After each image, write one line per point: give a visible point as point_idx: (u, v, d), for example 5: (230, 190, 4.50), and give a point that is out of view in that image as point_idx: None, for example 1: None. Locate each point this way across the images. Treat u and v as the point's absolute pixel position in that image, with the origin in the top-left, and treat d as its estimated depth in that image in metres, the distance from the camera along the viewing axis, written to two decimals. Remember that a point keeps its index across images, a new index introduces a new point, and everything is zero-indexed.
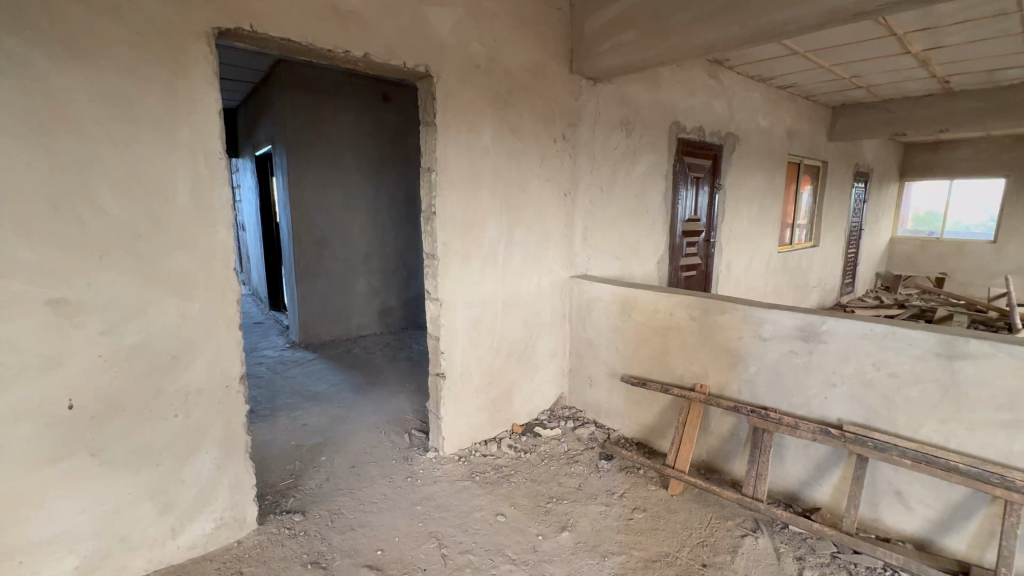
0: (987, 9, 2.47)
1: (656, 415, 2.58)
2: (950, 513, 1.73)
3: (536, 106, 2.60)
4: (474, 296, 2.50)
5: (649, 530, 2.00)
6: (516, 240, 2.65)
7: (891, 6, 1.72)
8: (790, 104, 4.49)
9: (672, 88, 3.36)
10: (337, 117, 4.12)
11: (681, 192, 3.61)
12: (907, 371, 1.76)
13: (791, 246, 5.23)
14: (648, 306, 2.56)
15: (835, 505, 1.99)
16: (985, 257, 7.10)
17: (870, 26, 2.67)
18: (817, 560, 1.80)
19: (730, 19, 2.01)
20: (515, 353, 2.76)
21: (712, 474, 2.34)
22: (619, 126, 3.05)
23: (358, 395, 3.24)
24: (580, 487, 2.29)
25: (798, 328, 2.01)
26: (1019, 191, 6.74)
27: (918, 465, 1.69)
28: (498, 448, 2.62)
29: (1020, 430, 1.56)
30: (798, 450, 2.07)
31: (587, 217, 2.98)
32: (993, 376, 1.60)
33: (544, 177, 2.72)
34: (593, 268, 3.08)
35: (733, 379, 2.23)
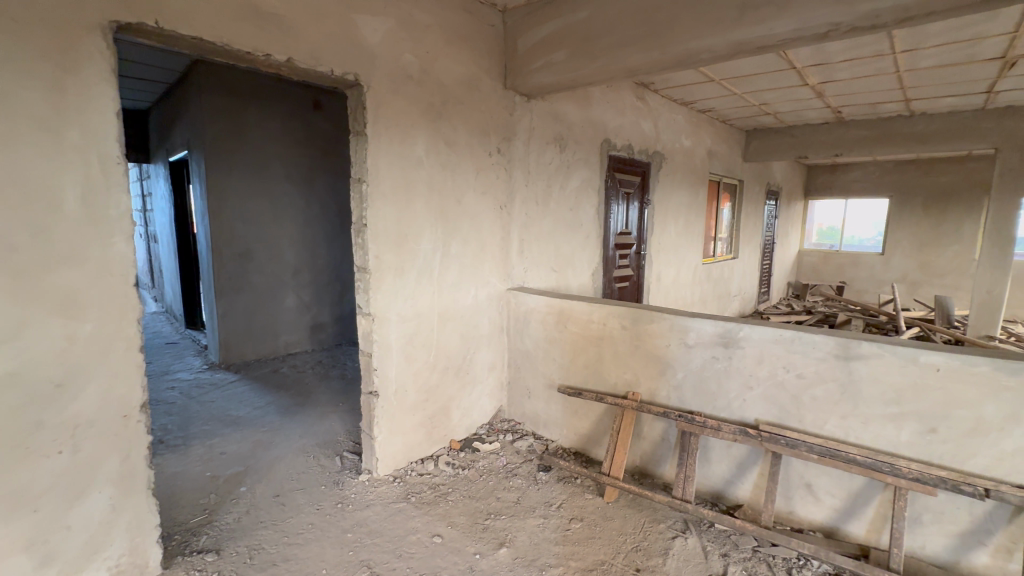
0: (867, 51, 2.82)
1: (592, 423, 2.63)
2: (851, 500, 1.89)
3: (471, 119, 2.62)
4: (408, 310, 2.44)
5: (585, 538, 2.02)
6: (452, 253, 2.62)
7: (787, 43, 1.90)
8: (709, 126, 4.84)
9: (602, 107, 3.50)
10: (263, 123, 3.90)
11: (613, 207, 3.76)
12: (812, 372, 1.92)
13: (713, 258, 5.60)
14: (582, 316, 2.62)
15: (755, 501, 2.11)
16: (876, 267, 8.00)
17: (773, 59, 2.96)
18: (739, 555, 1.90)
19: (652, 45, 2.15)
20: (453, 367, 2.71)
21: (645, 479, 2.42)
22: (552, 142, 3.13)
23: (285, 418, 3.04)
24: (519, 501, 2.27)
25: (718, 335, 2.14)
26: (900, 209, 7.69)
27: (823, 459, 1.85)
28: (435, 465, 2.55)
29: (906, 421, 1.75)
30: (721, 450, 2.19)
31: (523, 229, 3.02)
32: (881, 373, 1.78)
33: (480, 190, 2.73)
34: (529, 280, 3.12)
35: (662, 385, 2.33)
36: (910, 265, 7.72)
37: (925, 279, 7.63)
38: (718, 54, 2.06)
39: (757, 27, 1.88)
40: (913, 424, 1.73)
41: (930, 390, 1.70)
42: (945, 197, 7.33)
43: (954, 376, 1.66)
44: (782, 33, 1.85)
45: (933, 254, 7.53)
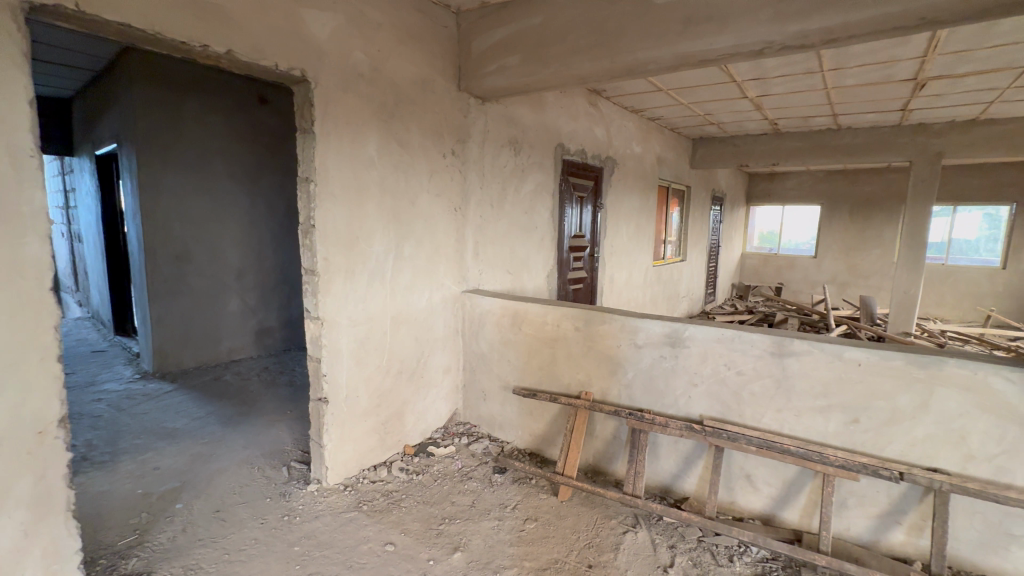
0: (799, 68, 3.02)
1: (546, 424, 2.66)
2: (786, 488, 2.01)
3: (424, 120, 2.59)
4: (359, 314, 2.37)
5: (540, 538, 2.04)
6: (406, 255, 2.58)
7: (727, 57, 2.01)
8: (658, 134, 5.02)
9: (556, 112, 3.56)
10: (203, 116, 3.69)
11: (567, 210, 3.83)
12: (751, 368, 2.03)
13: (663, 260, 5.82)
14: (536, 317, 2.65)
15: (699, 493, 2.21)
16: (810, 269, 8.58)
17: (716, 71, 3.11)
18: (686, 546, 1.98)
19: (602, 53, 2.22)
20: (406, 370, 2.67)
21: (598, 476, 2.47)
22: (507, 145, 3.15)
23: (226, 428, 2.88)
24: (474, 504, 2.26)
25: (665, 335, 2.23)
26: (830, 215, 8.29)
27: (761, 450, 1.96)
28: (388, 472, 2.50)
29: (833, 412, 1.88)
30: (668, 446, 2.27)
31: (477, 232, 3.02)
32: (811, 368, 1.91)
33: (434, 192, 2.70)
34: (484, 283, 3.13)
35: (614, 385, 2.40)
36: (839, 267, 8.33)
37: (852, 280, 8.26)
38: (664, 65, 2.15)
39: (699, 41, 1.98)
40: (839, 415, 1.87)
41: (853, 383, 1.84)
42: (868, 205, 7.97)
43: (873, 369, 1.80)
44: (722, 48, 1.96)
45: (858, 257, 8.18)
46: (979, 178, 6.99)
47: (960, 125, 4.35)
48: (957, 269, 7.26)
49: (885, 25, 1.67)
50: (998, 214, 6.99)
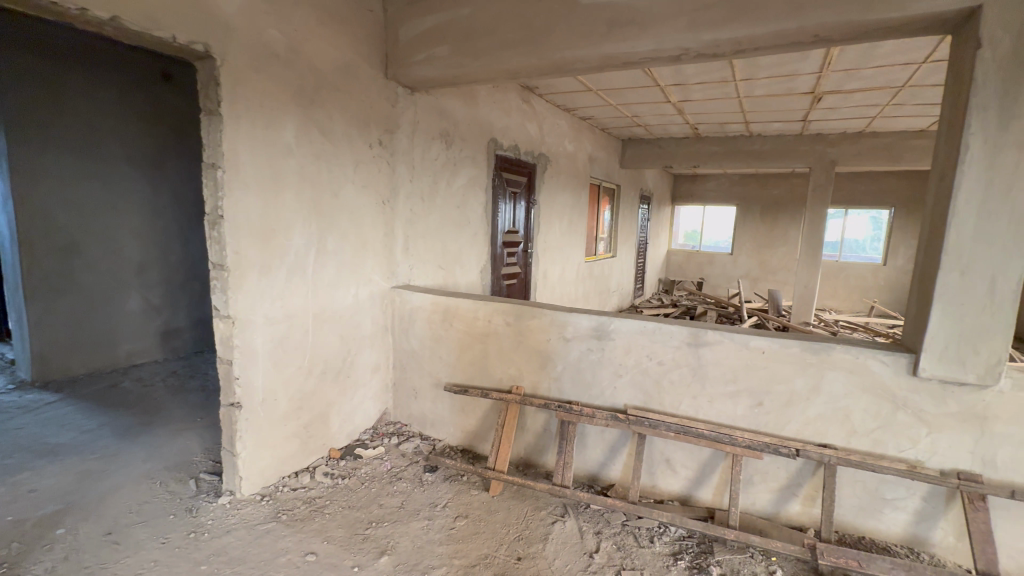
0: (715, 76, 3.22)
1: (478, 420, 2.66)
2: (700, 469, 2.15)
3: (348, 107, 2.46)
4: (277, 312, 2.22)
5: (470, 535, 2.03)
6: (329, 249, 2.45)
7: (649, 59, 2.09)
8: (589, 133, 5.16)
9: (489, 107, 3.54)
10: (92, 91, 3.26)
11: (500, 206, 3.83)
12: (670, 359, 2.14)
13: (595, 256, 6.00)
14: (467, 313, 2.63)
15: (624, 479, 2.31)
16: (727, 265, 9.25)
17: (640, 75, 3.24)
18: (610, 531, 2.05)
19: (531, 50, 2.22)
20: (331, 370, 2.54)
21: (529, 469, 2.51)
22: (438, 138, 3.08)
23: (123, 441, 2.58)
24: (402, 505, 2.21)
25: (592, 328, 2.29)
26: (744, 216, 8.98)
27: (679, 435, 2.07)
28: (311, 478, 2.37)
29: (741, 397, 2.03)
30: (595, 436, 2.35)
31: (407, 226, 2.93)
32: (723, 357, 2.05)
33: (359, 183, 2.58)
34: (415, 278, 3.05)
35: (544, 378, 2.43)
36: (752, 264, 9.06)
37: (762, 275, 9.02)
38: (589, 65, 2.20)
39: (622, 44, 2.04)
40: (746, 399, 2.02)
41: (759, 369, 1.99)
42: (776, 207, 8.72)
43: (775, 356, 1.96)
44: (643, 52, 2.03)
45: (768, 254, 8.93)
46: (865, 185, 7.88)
47: (850, 137, 4.87)
48: (848, 265, 8.14)
49: (785, 38, 1.81)
50: (881, 217, 7.92)
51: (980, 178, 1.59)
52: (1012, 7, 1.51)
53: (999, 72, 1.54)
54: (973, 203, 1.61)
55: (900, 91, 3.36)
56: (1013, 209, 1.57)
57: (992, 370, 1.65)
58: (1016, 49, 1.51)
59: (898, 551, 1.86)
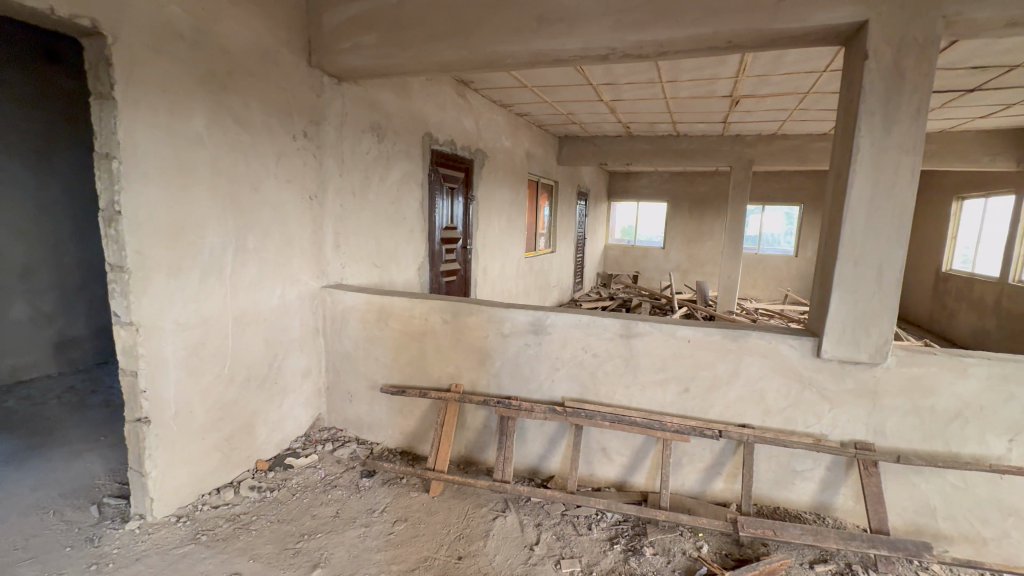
0: (642, 77, 3.35)
1: (417, 420, 2.60)
2: (634, 455, 2.24)
3: (267, 96, 2.30)
4: (190, 316, 2.04)
5: (409, 538, 1.98)
6: (249, 248, 2.29)
7: (578, 57, 2.13)
8: (527, 130, 5.20)
9: (423, 100, 3.46)
10: None
11: (437, 202, 3.75)
12: (604, 350, 2.20)
13: (535, 252, 6.06)
14: (403, 312, 2.56)
15: (563, 471, 2.35)
16: (660, 259, 9.71)
17: (573, 73, 3.31)
18: (550, 522, 2.09)
19: (462, 43, 2.19)
20: (256, 377, 2.38)
21: (470, 467, 2.49)
22: (369, 130, 2.96)
23: (7, 468, 2.27)
24: (337, 514, 2.11)
25: (529, 323, 2.31)
26: (674, 212, 9.46)
27: (613, 424, 2.15)
28: (235, 494, 2.21)
29: (670, 384, 2.14)
30: (534, 429, 2.38)
31: (338, 222, 2.80)
32: (653, 346, 2.14)
33: (282, 177, 2.43)
34: (348, 277, 2.93)
35: (482, 375, 2.42)
36: (682, 257, 9.57)
37: (692, 268, 9.56)
38: (520, 60, 2.21)
39: (551, 40, 2.06)
40: (675, 386, 2.13)
41: (684, 357, 2.10)
42: (702, 204, 9.26)
43: (699, 344, 2.08)
44: (572, 50, 2.07)
45: (696, 248, 9.47)
46: (779, 184, 8.56)
47: (764, 138, 5.26)
48: (766, 257, 8.83)
49: (702, 42, 1.92)
50: (792, 213, 8.65)
51: (868, 177, 1.77)
52: (892, 23, 1.68)
53: (883, 82, 1.72)
54: (863, 200, 1.79)
55: (805, 97, 3.67)
56: (895, 205, 1.76)
57: (881, 349, 1.84)
58: (895, 62, 1.69)
59: (807, 517, 2.04)
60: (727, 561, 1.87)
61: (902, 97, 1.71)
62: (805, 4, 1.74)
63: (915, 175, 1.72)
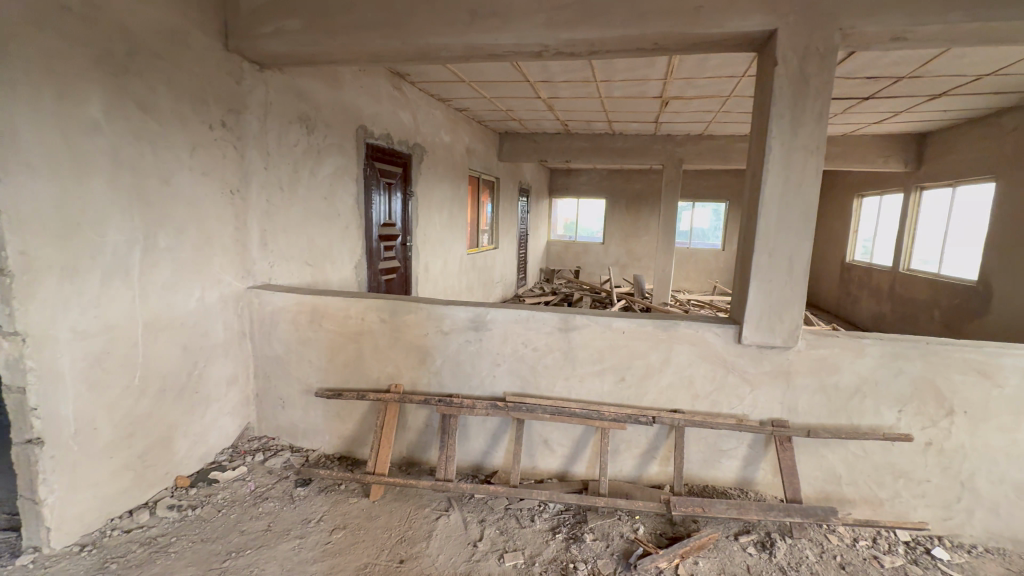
0: (577, 75, 3.42)
1: (356, 423, 2.51)
2: (575, 445, 2.29)
3: (177, 81, 2.11)
4: (91, 323, 1.84)
5: (348, 545, 1.91)
6: (161, 247, 2.09)
7: (512, 52, 2.13)
8: (466, 125, 5.15)
9: (356, 91, 3.32)
10: None
11: (374, 197, 3.62)
12: (543, 344, 2.24)
13: (478, 248, 6.04)
14: (338, 311, 2.45)
15: (506, 465, 2.37)
16: (600, 254, 10.01)
17: (509, 69, 3.31)
18: (494, 517, 2.09)
19: (393, 33, 2.13)
20: (173, 387, 2.20)
21: (412, 468, 2.45)
22: (297, 121, 2.80)
23: None
24: (269, 527, 2.00)
25: (469, 320, 2.29)
26: (613, 208, 9.78)
27: (554, 416, 2.19)
28: (151, 515, 2.03)
29: (607, 374, 2.20)
30: (477, 426, 2.37)
31: (264, 218, 2.63)
32: (590, 338, 2.19)
33: (198, 170, 2.25)
34: (277, 277, 2.76)
35: (423, 374, 2.38)
36: (621, 252, 9.92)
37: (630, 262, 9.93)
38: (454, 53, 2.18)
39: (485, 35, 2.05)
40: (612, 376, 2.20)
41: (620, 347, 2.17)
42: (639, 200, 9.64)
43: (632, 335, 2.16)
44: (506, 45, 2.07)
45: (634, 243, 9.85)
46: (707, 182, 9.09)
47: (693, 138, 5.55)
48: (696, 251, 9.36)
49: (631, 43, 1.98)
50: (719, 209, 9.21)
51: (779, 175, 1.92)
52: (797, 33, 1.82)
53: (790, 87, 1.86)
54: (775, 196, 1.93)
55: (727, 100, 3.91)
56: (803, 201, 1.91)
57: (793, 333, 2.01)
58: (800, 69, 1.84)
59: (732, 493, 2.19)
60: (661, 540, 1.96)
61: (807, 102, 1.86)
62: (722, 10, 1.84)
63: (819, 173, 1.88)
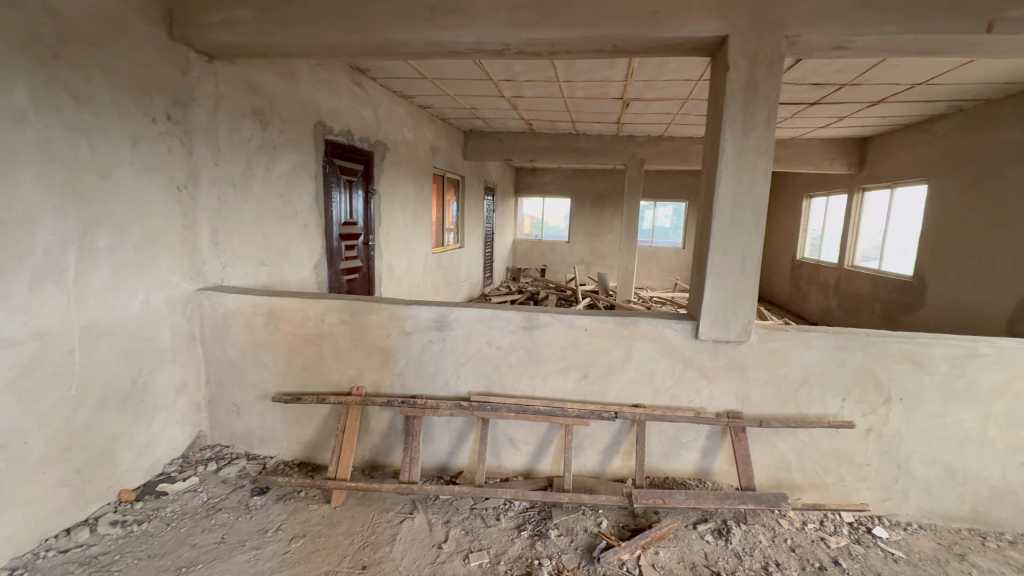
0: (540, 75, 3.44)
1: (316, 428, 2.44)
2: (540, 443, 2.31)
3: (115, 70, 1.98)
4: (19, 330, 1.70)
5: (308, 554, 1.86)
6: (99, 247, 1.96)
7: (473, 50, 2.12)
8: (430, 122, 5.09)
9: (313, 85, 3.22)
10: None
11: (335, 195, 3.52)
12: (507, 343, 2.24)
13: (443, 247, 5.98)
14: (296, 313, 2.38)
15: (471, 465, 2.36)
16: (565, 252, 10.12)
17: (472, 67, 3.29)
18: (459, 518, 2.08)
19: (350, 27, 2.08)
20: (115, 396, 2.07)
21: (376, 471, 2.40)
22: (250, 115, 2.69)
23: None
24: (223, 540, 1.91)
25: (432, 320, 2.27)
26: (577, 207, 9.91)
27: (518, 414, 2.20)
28: (91, 533, 1.90)
29: (570, 371, 2.23)
30: (442, 426, 2.35)
31: (215, 216, 2.51)
32: (553, 336, 2.21)
33: (140, 165, 2.12)
34: (230, 278, 2.65)
35: (386, 376, 2.34)
36: (585, 250, 10.07)
37: (594, 261, 10.09)
38: (414, 49, 2.15)
39: (445, 31, 2.03)
40: (575, 373, 2.23)
41: (582, 345, 2.20)
42: (603, 199, 9.80)
43: (595, 332, 2.19)
44: (467, 42, 2.05)
45: (598, 242, 10.02)
46: (668, 182, 9.35)
47: (653, 139, 5.69)
48: (658, 249, 9.62)
49: (591, 44, 2.01)
50: (679, 209, 9.49)
51: (731, 176, 1.99)
52: (747, 40, 1.89)
53: (741, 91, 1.93)
54: (728, 196, 2.00)
55: (685, 102, 4.03)
56: (755, 201, 1.99)
57: (746, 328, 2.09)
58: (750, 74, 1.91)
59: (691, 483, 2.26)
60: (623, 532, 2.00)
61: (757, 106, 1.94)
62: (678, 15, 1.89)
63: (768, 174, 1.96)
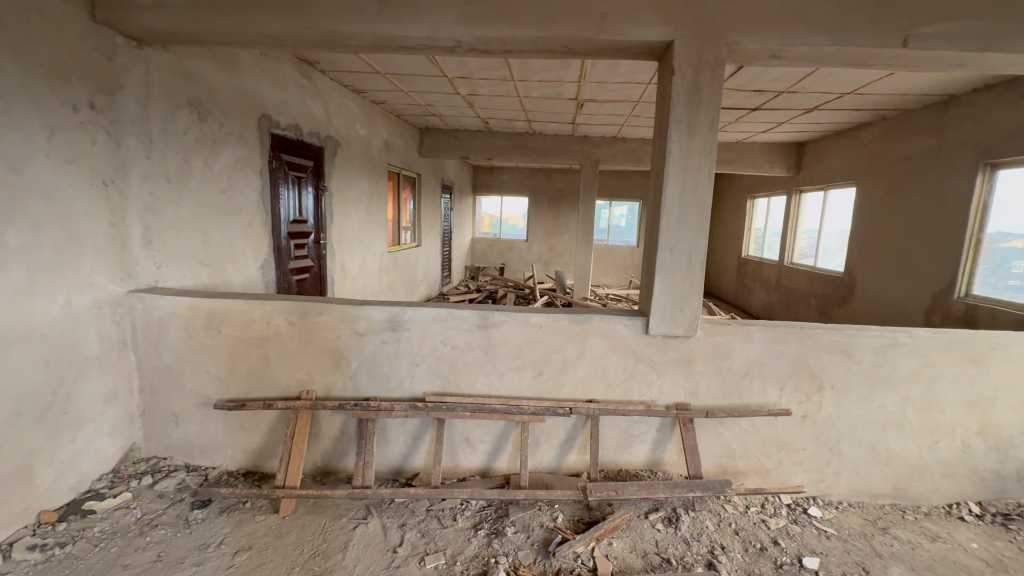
0: (494, 73, 3.43)
1: (263, 435, 2.34)
2: (496, 441, 2.31)
3: (27, 52, 1.81)
4: None
5: (254, 567, 1.78)
6: (10, 247, 1.79)
7: (424, 46, 2.09)
8: (384, 118, 4.98)
9: (257, 76, 3.07)
10: None
11: (283, 191, 3.38)
12: (463, 342, 2.22)
13: (399, 246, 5.86)
14: (239, 315, 2.26)
15: (427, 466, 2.33)
16: (523, 251, 10.18)
17: (425, 63, 3.24)
18: (414, 520, 2.05)
19: (294, 16, 2.00)
20: (32, 408, 1.89)
21: (328, 477, 2.33)
22: (187, 106, 2.53)
23: None
24: (159, 558, 1.80)
25: (385, 320, 2.22)
26: (535, 206, 9.99)
27: (474, 413, 2.19)
28: (5, 559, 1.73)
29: (526, 369, 2.25)
30: (396, 428, 2.31)
31: (147, 213, 2.35)
32: (508, 334, 2.22)
33: (59, 157, 1.95)
34: (166, 279, 2.49)
35: (337, 378, 2.27)
36: (543, 249, 10.17)
37: (552, 259, 10.21)
38: (363, 42, 2.09)
39: (394, 25, 1.98)
40: (530, 371, 2.24)
41: (537, 342, 2.22)
42: (560, 199, 9.93)
43: (549, 330, 2.21)
44: (417, 37, 2.02)
45: (556, 240, 10.14)
46: (622, 182, 9.59)
47: (607, 140, 5.82)
48: (614, 248, 9.85)
49: (542, 44, 2.02)
50: (634, 208, 9.76)
51: (677, 177, 2.06)
52: (691, 45, 1.96)
53: (686, 95, 2.01)
54: (675, 196, 2.08)
55: (636, 104, 4.14)
56: (699, 201, 2.08)
57: (692, 323, 2.18)
58: (694, 79, 1.99)
59: (643, 475, 2.33)
60: (578, 526, 2.04)
61: (700, 109, 2.01)
62: (625, 19, 1.94)
63: (711, 175, 2.04)
